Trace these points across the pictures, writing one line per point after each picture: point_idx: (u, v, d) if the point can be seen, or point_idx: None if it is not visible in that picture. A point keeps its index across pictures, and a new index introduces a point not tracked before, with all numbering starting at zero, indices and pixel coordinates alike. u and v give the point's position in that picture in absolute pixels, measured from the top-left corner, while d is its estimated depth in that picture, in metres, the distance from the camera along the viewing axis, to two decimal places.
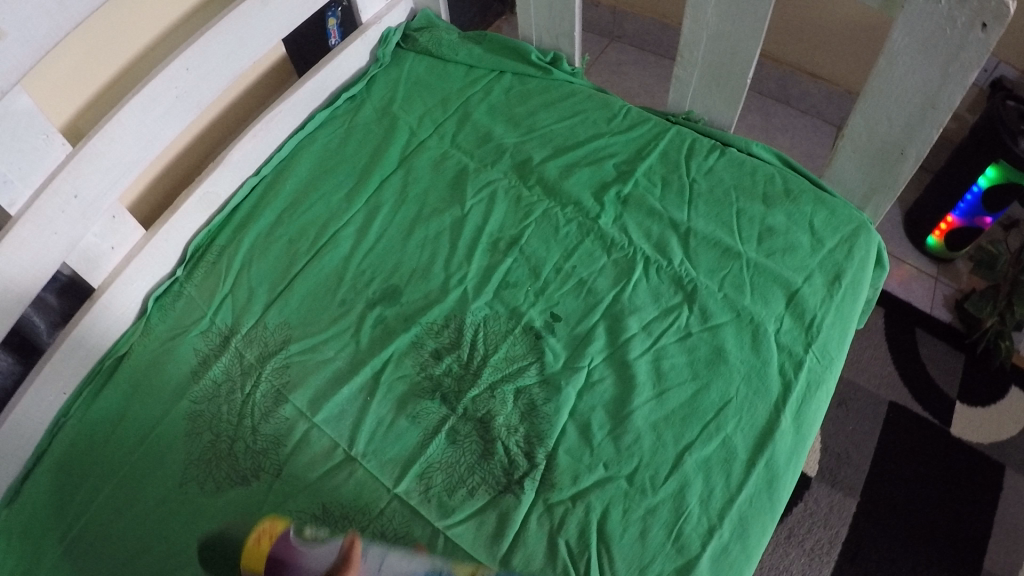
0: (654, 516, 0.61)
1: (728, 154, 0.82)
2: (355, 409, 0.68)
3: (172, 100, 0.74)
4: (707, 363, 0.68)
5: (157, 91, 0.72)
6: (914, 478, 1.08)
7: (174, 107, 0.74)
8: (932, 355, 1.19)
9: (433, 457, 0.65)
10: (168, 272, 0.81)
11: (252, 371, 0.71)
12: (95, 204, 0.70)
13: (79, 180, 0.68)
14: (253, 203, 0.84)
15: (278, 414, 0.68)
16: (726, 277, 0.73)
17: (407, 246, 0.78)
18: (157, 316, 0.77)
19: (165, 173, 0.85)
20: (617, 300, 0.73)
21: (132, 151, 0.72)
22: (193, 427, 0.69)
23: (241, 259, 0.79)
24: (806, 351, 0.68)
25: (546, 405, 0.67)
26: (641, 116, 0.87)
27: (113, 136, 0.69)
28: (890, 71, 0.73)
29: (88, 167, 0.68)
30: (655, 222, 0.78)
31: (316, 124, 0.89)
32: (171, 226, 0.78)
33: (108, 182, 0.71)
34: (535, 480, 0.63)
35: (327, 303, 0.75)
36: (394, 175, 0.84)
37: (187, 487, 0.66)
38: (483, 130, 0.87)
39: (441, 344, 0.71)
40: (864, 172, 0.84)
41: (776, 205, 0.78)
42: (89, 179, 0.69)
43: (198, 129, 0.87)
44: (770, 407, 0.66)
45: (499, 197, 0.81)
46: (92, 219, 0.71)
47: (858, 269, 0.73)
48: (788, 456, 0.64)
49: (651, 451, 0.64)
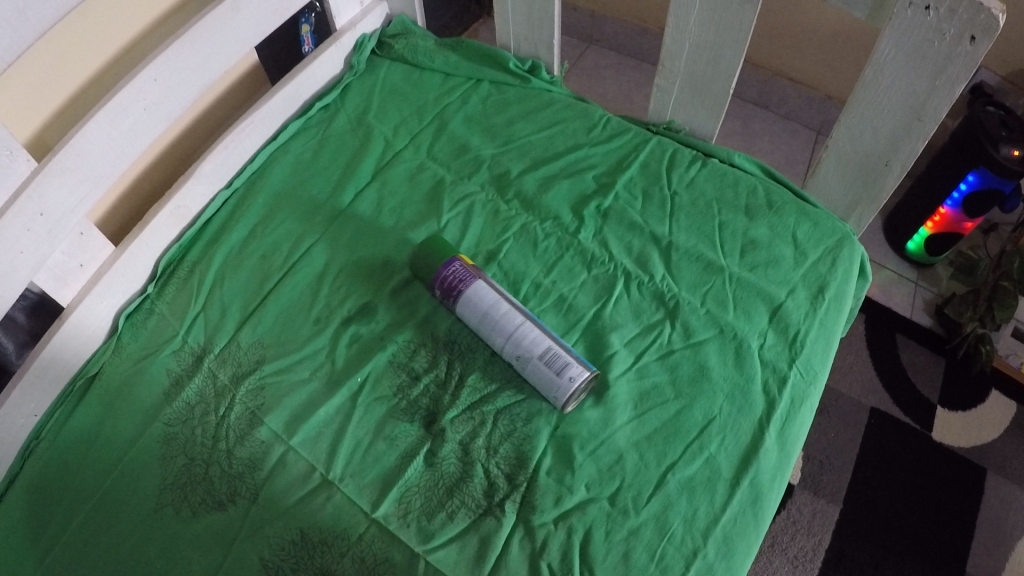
0: (637, 538, 0.60)
1: (709, 165, 0.81)
2: (331, 431, 0.66)
3: (140, 112, 0.71)
4: (690, 381, 0.67)
5: (126, 103, 0.69)
6: (898, 485, 1.08)
7: (143, 119, 0.72)
8: (913, 360, 1.19)
9: (411, 480, 0.63)
10: (139, 288, 0.78)
11: (226, 393, 0.69)
12: (62, 221, 0.68)
13: (45, 197, 0.65)
14: (226, 217, 0.82)
15: (254, 436, 0.66)
16: (708, 291, 0.72)
17: (384, 261, 0.77)
18: (129, 334, 0.75)
19: (135, 186, 0.83)
20: (598, 317, 0.72)
21: (100, 165, 0.70)
22: (167, 450, 0.67)
23: (213, 276, 0.77)
24: (790, 367, 0.67)
25: (527, 426, 0.65)
26: (621, 126, 0.85)
27: (79, 150, 0.67)
28: (876, 82, 0.72)
29: (55, 183, 0.66)
30: (636, 235, 0.77)
31: (289, 134, 0.87)
32: (141, 243, 0.76)
33: (75, 198, 0.69)
34: (516, 502, 0.62)
35: (300, 321, 0.73)
36: (370, 187, 0.83)
37: (162, 513, 0.64)
38: (460, 141, 0.86)
39: (419, 363, 0.69)
40: (847, 183, 0.83)
41: (758, 217, 0.77)
42: (56, 195, 0.67)
43: (168, 140, 0.85)
44: (754, 424, 0.65)
45: (477, 210, 0.80)
46: (59, 236, 0.68)
47: (842, 282, 0.73)
48: (773, 473, 0.63)
49: (634, 471, 0.63)
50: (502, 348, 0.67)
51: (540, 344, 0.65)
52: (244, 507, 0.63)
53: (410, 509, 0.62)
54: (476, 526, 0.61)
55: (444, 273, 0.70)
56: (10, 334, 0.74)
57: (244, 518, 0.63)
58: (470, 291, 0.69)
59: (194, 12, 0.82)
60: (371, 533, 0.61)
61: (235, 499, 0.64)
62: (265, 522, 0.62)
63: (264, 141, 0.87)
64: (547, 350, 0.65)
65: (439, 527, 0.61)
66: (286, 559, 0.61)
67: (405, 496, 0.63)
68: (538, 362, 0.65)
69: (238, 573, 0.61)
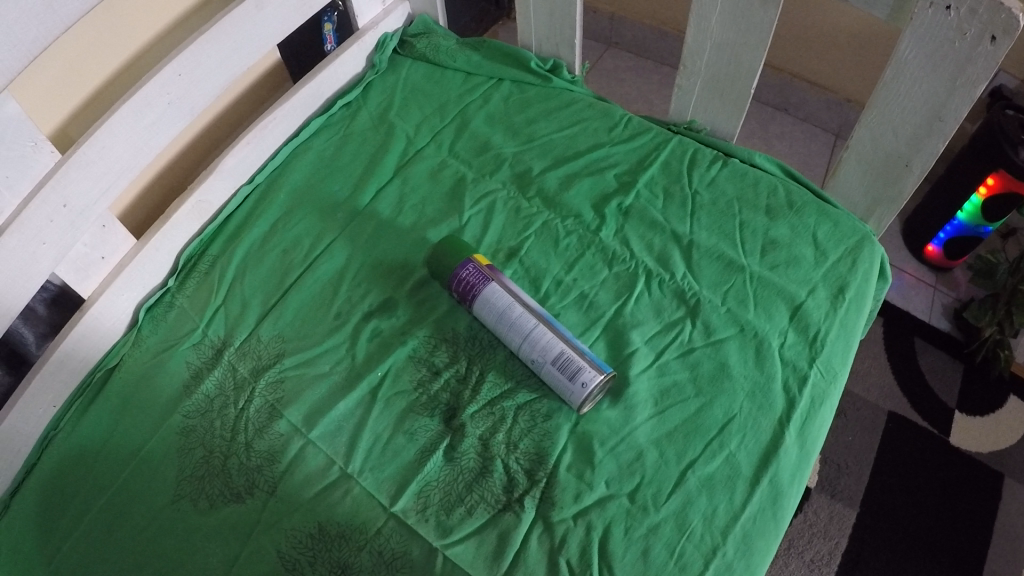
0: (656, 535, 0.59)
1: (731, 164, 0.81)
2: (351, 424, 0.66)
3: (163, 106, 0.72)
4: (710, 379, 0.67)
5: (149, 97, 0.70)
6: (914, 489, 1.07)
7: (166, 113, 0.73)
8: (931, 365, 1.18)
9: (430, 475, 0.63)
10: (159, 283, 0.79)
11: (246, 386, 0.69)
12: (85, 213, 0.69)
13: (68, 189, 0.66)
14: (247, 212, 0.83)
15: (273, 429, 0.67)
16: (729, 290, 0.72)
17: (405, 257, 0.77)
18: (149, 327, 0.76)
19: (157, 181, 0.84)
20: (619, 314, 0.72)
21: (123, 159, 0.70)
22: (185, 442, 0.67)
23: (235, 270, 0.78)
24: (811, 366, 0.67)
25: (547, 422, 0.65)
26: (643, 126, 0.86)
27: (103, 143, 0.68)
28: (896, 83, 0.72)
29: (78, 175, 0.66)
30: (657, 233, 0.77)
31: (311, 131, 0.88)
32: (162, 237, 0.77)
33: (98, 191, 0.69)
34: (535, 497, 0.62)
35: (322, 315, 0.73)
36: (391, 185, 0.83)
37: (179, 504, 0.64)
38: (481, 139, 0.86)
39: (439, 358, 0.70)
40: (868, 184, 0.82)
41: (779, 217, 0.77)
42: (79, 187, 0.67)
43: (190, 137, 0.85)
44: (774, 423, 0.65)
45: (498, 207, 0.80)
46: (82, 228, 0.69)
47: (862, 282, 0.73)
48: (792, 473, 0.63)
49: (654, 468, 0.62)
50: (519, 350, 0.67)
51: (554, 348, 0.64)
52: (261, 499, 0.64)
53: (429, 503, 0.62)
54: (494, 522, 0.61)
55: (461, 275, 0.70)
56: (30, 324, 0.75)
57: (261, 511, 0.63)
58: (486, 293, 0.68)
59: (217, 9, 0.83)
60: (389, 527, 0.61)
61: (253, 491, 0.64)
62: (282, 515, 0.63)
63: (285, 138, 0.87)
64: (561, 354, 0.64)
65: (457, 521, 0.61)
66: (303, 551, 0.61)
67: (424, 490, 0.62)
68: (553, 366, 0.64)
69: (255, 564, 0.61)
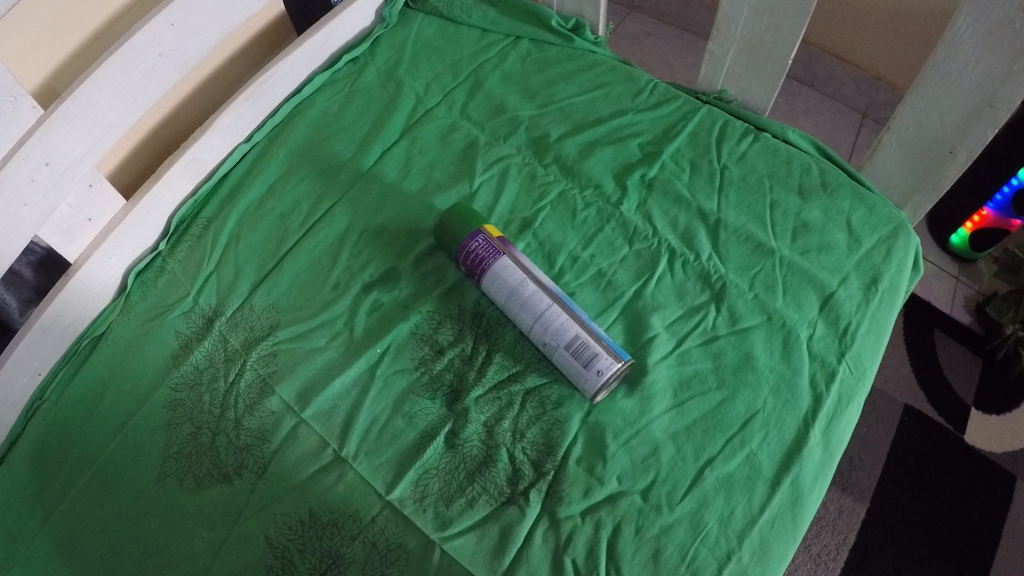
0: (669, 536, 0.55)
1: (762, 139, 0.76)
2: (347, 404, 0.62)
3: (155, 58, 0.66)
4: (734, 370, 0.62)
5: (139, 48, 0.64)
6: (926, 486, 1.03)
7: (157, 66, 0.67)
8: (950, 358, 1.14)
9: (430, 462, 0.59)
10: (150, 246, 0.74)
11: (237, 359, 0.65)
12: (70, 172, 0.63)
13: (51, 146, 0.61)
14: (243, 172, 0.78)
15: (264, 407, 0.62)
16: (756, 275, 0.67)
17: (411, 224, 0.72)
18: (139, 293, 0.71)
19: (153, 138, 0.79)
20: (638, 296, 0.67)
21: (110, 114, 0.65)
22: (173, 417, 0.63)
23: (228, 234, 0.73)
24: (839, 361, 0.63)
25: (557, 410, 0.61)
26: (669, 93, 0.81)
27: (88, 97, 0.62)
28: (947, 63, 0.66)
29: (61, 131, 0.61)
30: (682, 209, 0.72)
31: (314, 88, 0.82)
32: (152, 198, 0.72)
33: (83, 148, 0.64)
34: (542, 491, 0.57)
35: (320, 283, 0.69)
36: (398, 145, 0.78)
37: (165, 482, 0.61)
38: (496, 101, 0.81)
39: (443, 336, 0.65)
40: (906, 169, 0.77)
41: (812, 199, 0.72)
42: (62, 144, 0.62)
43: (186, 90, 0.80)
44: (799, 421, 0.60)
45: (511, 174, 0.75)
46: (66, 188, 0.64)
47: (896, 273, 0.68)
48: (815, 475, 0.59)
49: (670, 465, 0.58)
50: (530, 331, 0.62)
51: (567, 332, 0.60)
52: (250, 481, 0.59)
53: (427, 493, 0.58)
54: (497, 515, 0.57)
55: (469, 247, 0.65)
56: (12, 289, 0.70)
57: (250, 494, 0.59)
58: (496, 267, 0.64)
59: None
60: (384, 516, 0.57)
61: (241, 472, 0.60)
62: (272, 498, 0.59)
63: (287, 94, 0.82)
64: (575, 338, 0.59)
65: (457, 514, 0.57)
66: (292, 538, 0.57)
67: (423, 478, 0.58)
68: (566, 351, 0.60)
69: (241, 551, 0.57)
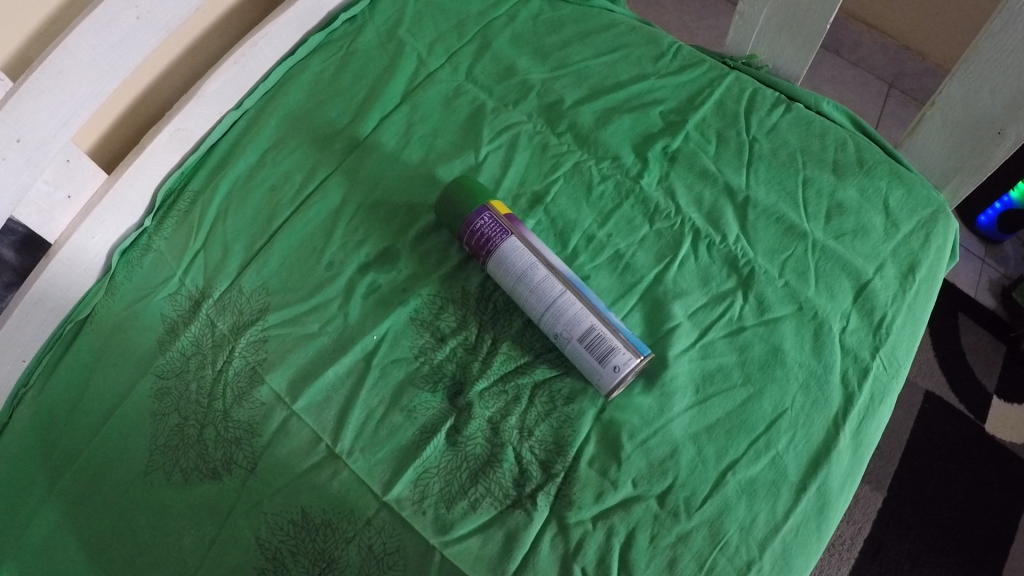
0: (686, 544, 0.51)
1: (795, 110, 0.71)
2: (341, 395, 0.57)
3: (132, 21, 0.60)
4: (761, 365, 0.58)
5: (114, 10, 0.58)
6: (943, 477, 0.99)
7: (135, 30, 0.61)
8: (974, 344, 1.09)
9: (430, 461, 0.55)
10: (135, 223, 0.70)
11: (224, 344, 0.60)
12: (43, 149, 0.58)
13: (20, 120, 0.56)
14: (233, 141, 0.73)
15: (253, 397, 0.58)
16: (787, 261, 0.63)
17: (412, 198, 0.67)
18: (124, 273, 0.66)
19: (135, 108, 0.72)
20: (658, 281, 0.62)
21: (86, 84, 0.59)
22: (159, 407, 0.59)
23: (217, 208, 0.68)
24: (873, 357, 0.58)
25: (568, 406, 0.56)
26: (694, 57, 0.76)
27: (59, 66, 0.56)
28: (1004, 35, 0.61)
29: (30, 105, 0.56)
30: (708, 185, 0.67)
31: (309, 49, 0.77)
32: (135, 171, 0.67)
33: (56, 123, 0.58)
34: (550, 494, 0.53)
35: (313, 262, 0.64)
36: (398, 111, 0.72)
37: (152, 477, 0.57)
38: (505, 63, 0.75)
39: (445, 323, 0.60)
40: (949, 149, 0.72)
41: (848, 177, 0.67)
42: (32, 119, 0.56)
43: (172, 56, 0.73)
44: (829, 422, 0.56)
45: (521, 143, 0.70)
46: (40, 166, 0.59)
47: (934, 262, 0.64)
48: (843, 480, 0.55)
49: (689, 467, 0.54)
50: (539, 321, 0.57)
51: (581, 323, 0.55)
52: (240, 477, 0.55)
53: (427, 493, 0.53)
54: (502, 519, 0.52)
55: (474, 226, 0.60)
56: None
57: (239, 491, 0.55)
58: (503, 249, 0.58)
59: None
60: (381, 518, 0.53)
61: (231, 467, 0.56)
62: (262, 495, 0.54)
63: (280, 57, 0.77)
64: (590, 329, 0.54)
65: (459, 517, 0.53)
66: (284, 539, 0.53)
67: (423, 477, 0.54)
68: (579, 344, 0.55)
69: (231, 552, 0.54)
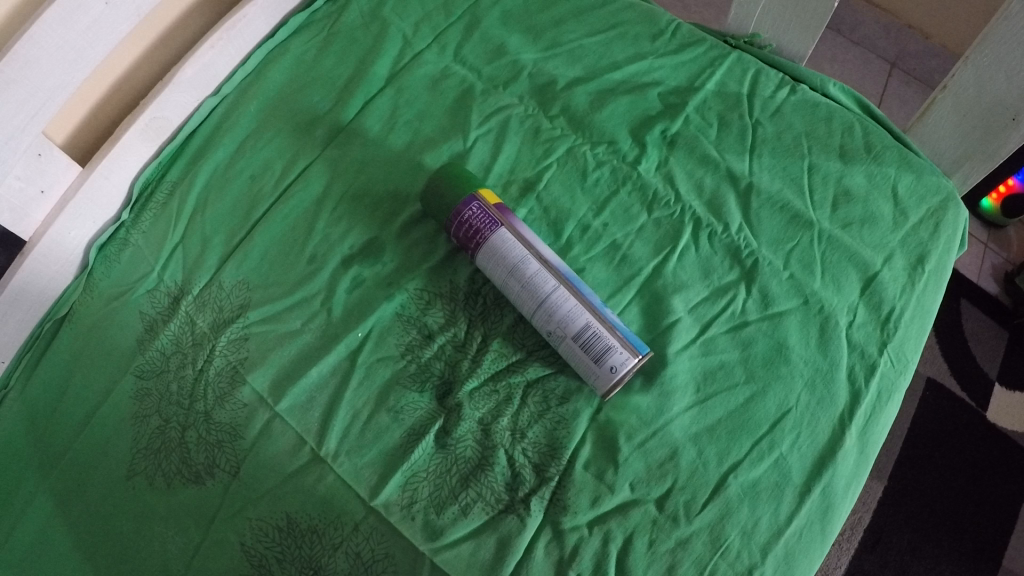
0: (685, 550, 0.49)
1: (800, 92, 0.69)
2: (325, 396, 0.55)
3: (101, 6, 0.57)
4: (764, 362, 0.55)
5: None
6: (945, 465, 0.98)
7: (104, 16, 0.58)
8: (976, 331, 1.07)
9: (418, 464, 0.52)
10: (112, 217, 0.67)
11: (205, 343, 0.58)
12: (11, 142, 0.56)
13: None
14: (212, 128, 0.69)
15: (235, 398, 0.55)
16: (793, 251, 0.60)
17: (398, 185, 0.64)
18: (102, 269, 0.64)
19: (112, 97, 0.69)
20: (657, 274, 0.60)
21: (53, 75, 0.56)
22: (140, 408, 0.57)
23: (195, 200, 0.65)
24: (881, 353, 0.56)
25: (562, 407, 0.54)
26: (694, 35, 0.73)
27: (25, 57, 0.54)
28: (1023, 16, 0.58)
29: None
30: (709, 171, 0.65)
31: (289, 31, 0.74)
32: (111, 162, 0.64)
33: (24, 115, 0.56)
34: (544, 499, 0.51)
35: (295, 255, 0.61)
36: (382, 94, 0.69)
37: (134, 481, 0.55)
38: (495, 42, 0.72)
39: (433, 319, 0.58)
40: (960, 134, 0.69)
41: (855, 162, 0.64)
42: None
43: (148, 41, 0.70)
44: (835, 421, 0.54)
45: (512, 127, 0.67)
46: (7, 159, 0.57)
47: (943, 252, 0.61)
48: (848, 481, 0.53)
49: (689, 470, 0.52)
50: (532, 317, 0.55)
51: (576, 321, 0.52)
52: (223, 482, 0.53)
53: (416, 498, 0.51)
54: (494, 525, 0.50)
55: (463, 216, 0.57)
56: None
57: (223, 496, 0.53)
58: (492, 242, 0.55)
59: None
60: (369, 524, 0.50)
61: (214, 471, 0.54)
62: (246, 500, 0.52)
63: (260, 40, 0.74)
64: (585, 327, 0.52)
65: (449, 522, 0.50)
66: (270, 545, 0.51)
67: (412, 481, 0.52)
68: (573, 343, 0.52)
69: (216, 559, 0.52)
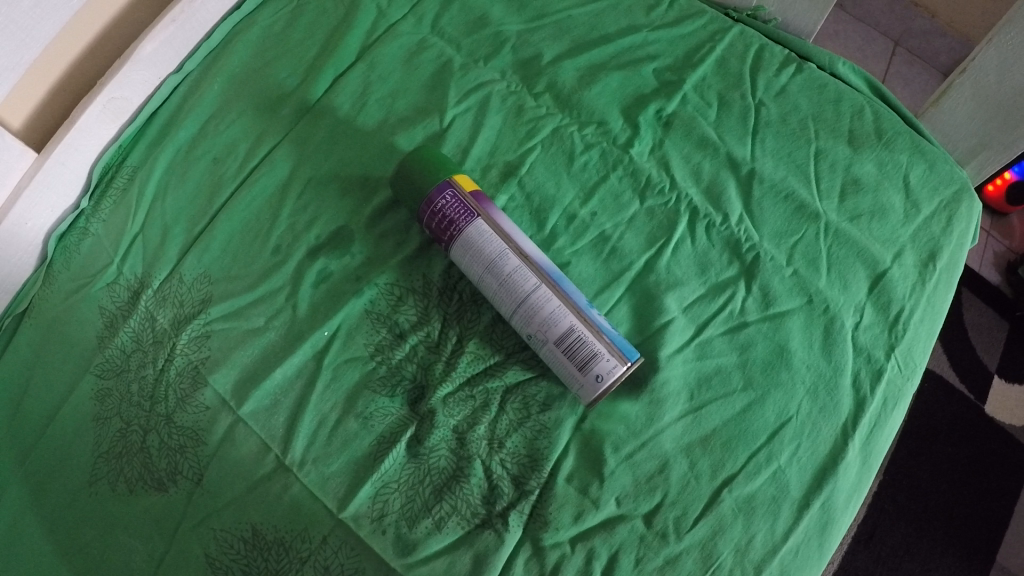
0: (674, 569, 0.46)
1: (806, 71, 0.64)
2: (290, 399, 0.51)
3: None
4: (764, 367, 0.51)
5: None
6: (942, 459, 0.95)
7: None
8: (976, 321, 1.04)
9: (389, 475, 0.49)
10: (72, 204, 0.62)
11: (165, 340, 0.53)
12: None
13: None
14: (175, 107, 0.65)
15: (197, 400, 0.51)
16: (796, 245, 0.56)
17: (370, 167, 0.59)
18: (61, 261, 0.60)
19: (71, 77, 0.64)
20: (650, 269, 0.55)
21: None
22: (101, 410, 0.53)
23: (155, 186, 0.60)
24: (888, 357, 0.52)
25: (544, 414, 0.50)
26: (692, 8, 0.68)
27: None
28: None
29: None
30: (707, 156, 0.60)
31: (255, 4, 0.69)
32: (68, 146, 0.60)
33: None
34: (523, 514, 0.47)
35: (258, 245, 0.56)
36: (353, 69, 0.64)
37: (96, 488, 0.52)
38: (476, 12, 0.67)
39: (404, 316, 0.54)
40: (977, 122, 0.65)
41: (865, 149, 0.60)
42: None
43: (108, 15, 0.65)
44: (837, 431, 0.50)
45: (492, 105, 0.62)
46: None
47: (956, 248, 0.57)
48: (849, 494, 0.49)
49: (680, 484, 0.48)
50: (511, 317, 0.50)
51: (559, 323, 0.48)
52: (186, 490, 0.50)
53: (387, 511, 0.47)
54: (470, 540, 0.46)
55: (436, 205, 0.52)
56: None
57: (186, 504, 0.49)
58: (469, 234, 0.51)
59: None
60: (337, 537, 0.47)
61: (176, 479, 0.50)
62: (210, 509, 0.49)
63: (225, 12, 0.69)
64: (569, 331, 0.48)
65: (422, 538, 0.47)
66: (235, 558, 0.48)
67: (382, 492, 0.48)
68: (556, 347, 0.48)
69: (179, 570, 0.49)
